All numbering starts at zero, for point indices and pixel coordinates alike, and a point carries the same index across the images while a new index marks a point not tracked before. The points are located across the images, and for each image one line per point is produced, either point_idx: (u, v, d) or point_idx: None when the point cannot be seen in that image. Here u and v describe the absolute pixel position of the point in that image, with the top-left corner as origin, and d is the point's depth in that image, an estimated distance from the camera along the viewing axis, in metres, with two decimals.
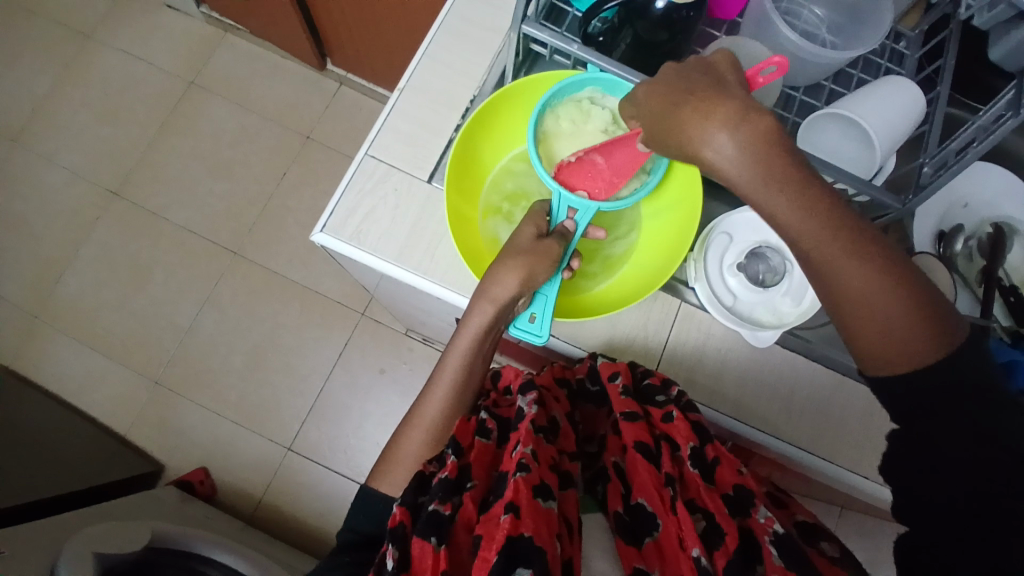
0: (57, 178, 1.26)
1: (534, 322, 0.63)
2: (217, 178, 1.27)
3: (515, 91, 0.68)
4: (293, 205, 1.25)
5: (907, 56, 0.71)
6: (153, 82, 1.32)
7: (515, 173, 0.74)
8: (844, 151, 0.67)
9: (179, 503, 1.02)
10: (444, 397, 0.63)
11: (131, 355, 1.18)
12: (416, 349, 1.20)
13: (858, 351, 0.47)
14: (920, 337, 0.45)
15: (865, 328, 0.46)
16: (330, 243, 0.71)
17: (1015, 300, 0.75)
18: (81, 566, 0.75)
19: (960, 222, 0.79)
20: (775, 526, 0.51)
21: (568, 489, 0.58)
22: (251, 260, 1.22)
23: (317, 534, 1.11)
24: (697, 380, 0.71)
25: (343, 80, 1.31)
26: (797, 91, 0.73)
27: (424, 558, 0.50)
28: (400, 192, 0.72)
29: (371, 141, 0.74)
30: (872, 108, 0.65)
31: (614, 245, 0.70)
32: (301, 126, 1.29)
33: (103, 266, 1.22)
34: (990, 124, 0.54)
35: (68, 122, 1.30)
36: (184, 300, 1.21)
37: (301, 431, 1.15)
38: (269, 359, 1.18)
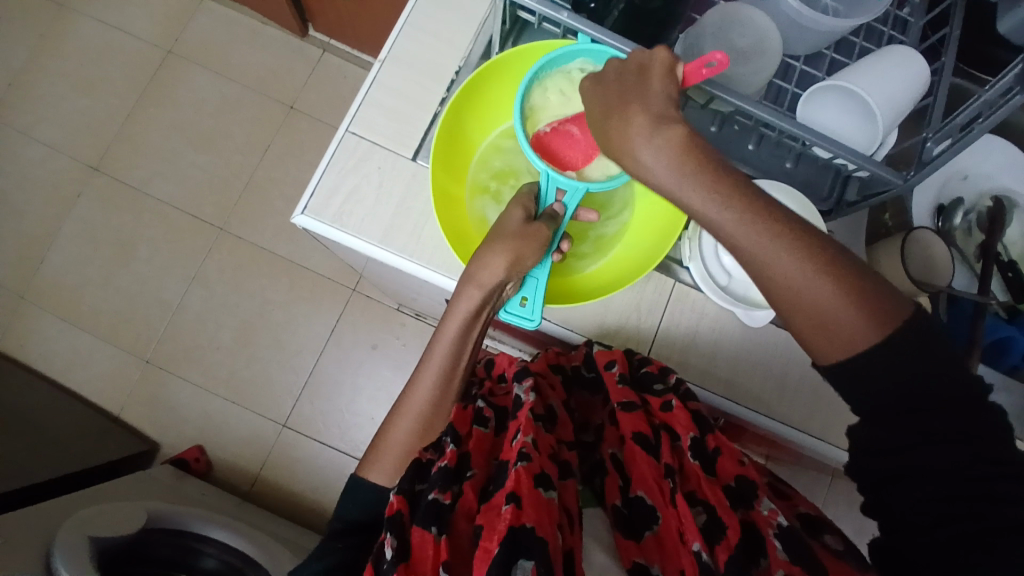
0: (35, 153, 1.23)
1: (525, 306, 0.62)
2: (199, 150, 1.23)
3: (503, 63, 0.65)
4: (278, 177, 1.22)
5: (911, 24, 0.68)
6: (129, 50, 1.27)
7: (503, 150, 0.72)
8: (845, 124, 0.63)
9: (175, 482, 1.02)
10: (431, 386, 0.61)
11: (119, 334, 1.17)
12: (409, 324, 1.19)
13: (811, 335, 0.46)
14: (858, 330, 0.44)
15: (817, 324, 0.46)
16: (312, 225, 0.69)
17: (1012, 276, 0.74)
18: (77, 550, 0.75)
19: (960, 195, 0.77)
20: (779, 519, 0.51)
21: (567, 479, 0.58)
22: (238, 236, 1.20)
23: (314, 508, 1.12)
24: (690, 362, 0.69)
25: (326, 46, 1.26)
26: (797, 60, 0.70)
27: (424, 547, 0.50)
28: (384, 171, 0.70)
29: (353, 117, 0.71)
30: (871, 80, 0.63)
31: (606, 225, 0.68)
32: (284, 95, 1.25)
33: (86, 243, 1.20)
34: (997, 98, 0.52)
35: (43, 94, 1.25)
36: (171, 277, 1.19)
37: (295, 407, 1.15)
38: (259, 335, 1.17)
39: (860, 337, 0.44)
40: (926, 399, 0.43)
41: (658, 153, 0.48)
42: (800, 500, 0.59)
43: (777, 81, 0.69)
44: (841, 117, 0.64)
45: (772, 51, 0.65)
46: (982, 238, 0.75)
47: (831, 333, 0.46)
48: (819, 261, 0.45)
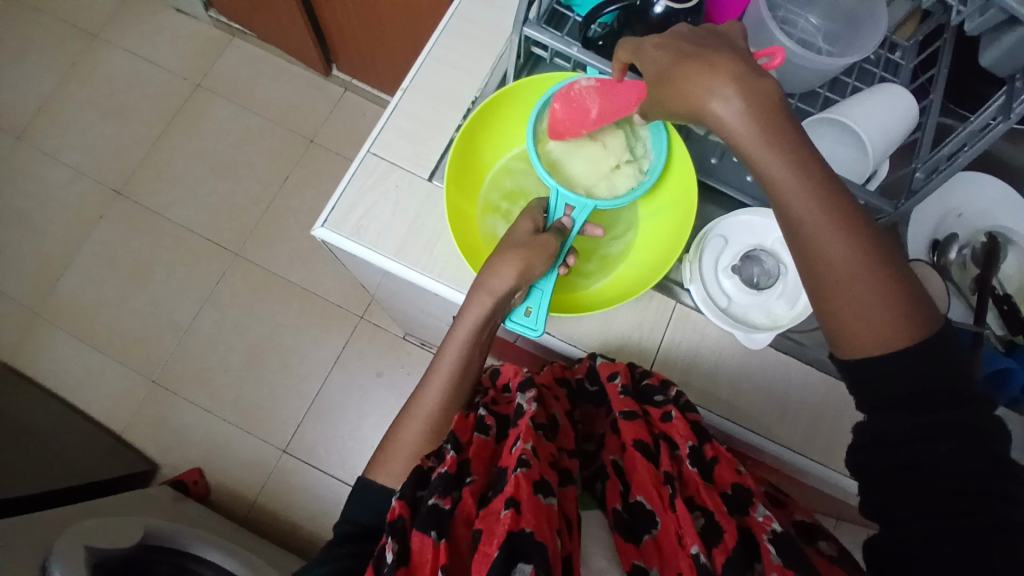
0: (61, 176, 1.28)
1: (529, 316, 0.64)
2: (220, 178, 1.28)
3: (516, 89, 0.70)
4: (294, 206, 1.26)
5: (902, 66, 0.73)
6: (159, 82, 1.33)
7: (514, 172, 0.75)
8: (838, 156, 0.68)
9: (173, 502, 1.02)
10: (442, 390, 0.63)
11: (128, 353, 1.19)
12: (415, 352, 1.20)
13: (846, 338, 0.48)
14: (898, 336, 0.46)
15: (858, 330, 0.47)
16: (330, 238, 0.72)
17: (1008, 309, 0.76)
18: (73, 559, 0.75)
19: (955, 231, 0.80)
20: (773, 525, 0.51)
21: (567, 486, 0.58)
22: (252, 261, 1.23)
23: (311, 536, 1.11)
24: (691, 382, 0.71)
25: (347, 86, 1.33)
26: (794, 98, 0.74)
27: (424, 551, 0.51)
28: (401, 190, 0.73)
29: (374, 139, 0.75)
30: (864, 114, 0.66)
31: (611, 244, 0.71)
32: (304, 130, 1.30)
33: (104, 264, 1.23)
34: (979, 130, 0.56)
35: (74, 121, 1.31)
36: (184, 299, 1.21)
37: (297, 432, 1.15)
38: (267, 358, 1.19)
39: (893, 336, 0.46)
40: (920, 399, 0.45)
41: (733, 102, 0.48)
42: (796, 508, 0.59)
43: None
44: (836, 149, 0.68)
45: None
46: (978, 271, 0.77)
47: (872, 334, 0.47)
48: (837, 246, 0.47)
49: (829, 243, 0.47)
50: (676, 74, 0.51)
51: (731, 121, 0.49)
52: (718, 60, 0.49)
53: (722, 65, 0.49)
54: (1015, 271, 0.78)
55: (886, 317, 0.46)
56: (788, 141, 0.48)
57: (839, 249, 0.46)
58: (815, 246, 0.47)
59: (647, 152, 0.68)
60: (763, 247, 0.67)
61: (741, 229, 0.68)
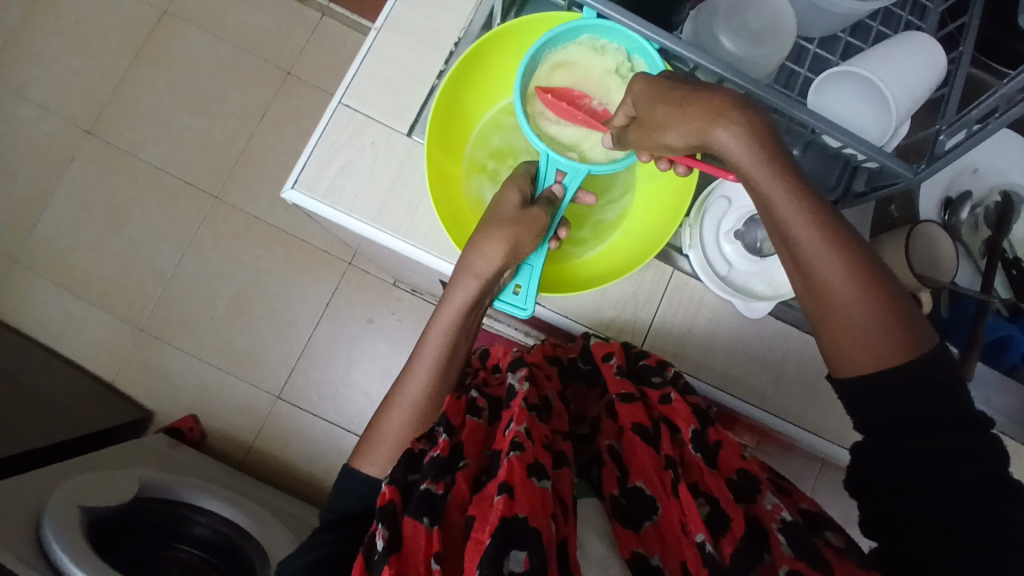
0: (27, 113, 1.20)
1: (519, 294, 0.61)
2: (193, 114, 1.20)
3: (507, 33, 0.64)
4: (273, 145, 1.20)
5: (930, 10, 0.65)
6: (122, 7, 1.23)
7: (503, 128, 0.70)
8: (860, 113, 0.61)
9: (168, 449, 1.03)
10: (430, 372, 0.60)
11: (112, 300, 1.16)
12: (405, 299, 1.17)
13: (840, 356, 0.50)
14: (891, 349, 0.48)
15: (851, 344, 0.49)
16: (303, 201, 0.67)
17: (1017, 273, 0.73)
18: (65, 518, 0.76)
19: (969, 189, 0.75)
20: (782, 514, 0.51)
21: (562, 468, 0.56)
22: (233, 205, 1.18)
23: (308, 480, 1.12)
24: (687, 353, 0.68)
25: (325, 10, 1.22)
26: (812, 43, 0.67)
27: (416, 538, 0.49)
28: (378, 146, 0.68)
29: (347, 87, 0.69)
30: (886, 66, 0.61)
31: (606, 210, 0.67)
32: (281, 61, 1.21)
33: (81, 208, 1.18)
34: (1016, 94, 0.51)
35: (36, 52, 1.22)
36: (165, 244, 1.17)
37: (289, 379, 1.15)
38: (255, 305, 1.16)
39: (888, 353, 0.48)
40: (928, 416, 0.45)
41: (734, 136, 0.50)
42: (801, 496, 0.58)
43: (790, 64, 0.68)
44: (854, 104, 0.61)
45: (786, 31, 0.63)
46: (988, 234, 0.73)
47: (864, 349, 0.49)
48: (848, 263, 0.49)
49: (828, 265, 0.49)
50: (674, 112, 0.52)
51: (739, 154, 0.50)
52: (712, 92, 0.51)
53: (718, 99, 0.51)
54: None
55: (877, 336, 0.48)
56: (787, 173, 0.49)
57: (836, 272, 0.49)
58: (815, 267, 0.49)
59: None
60: None
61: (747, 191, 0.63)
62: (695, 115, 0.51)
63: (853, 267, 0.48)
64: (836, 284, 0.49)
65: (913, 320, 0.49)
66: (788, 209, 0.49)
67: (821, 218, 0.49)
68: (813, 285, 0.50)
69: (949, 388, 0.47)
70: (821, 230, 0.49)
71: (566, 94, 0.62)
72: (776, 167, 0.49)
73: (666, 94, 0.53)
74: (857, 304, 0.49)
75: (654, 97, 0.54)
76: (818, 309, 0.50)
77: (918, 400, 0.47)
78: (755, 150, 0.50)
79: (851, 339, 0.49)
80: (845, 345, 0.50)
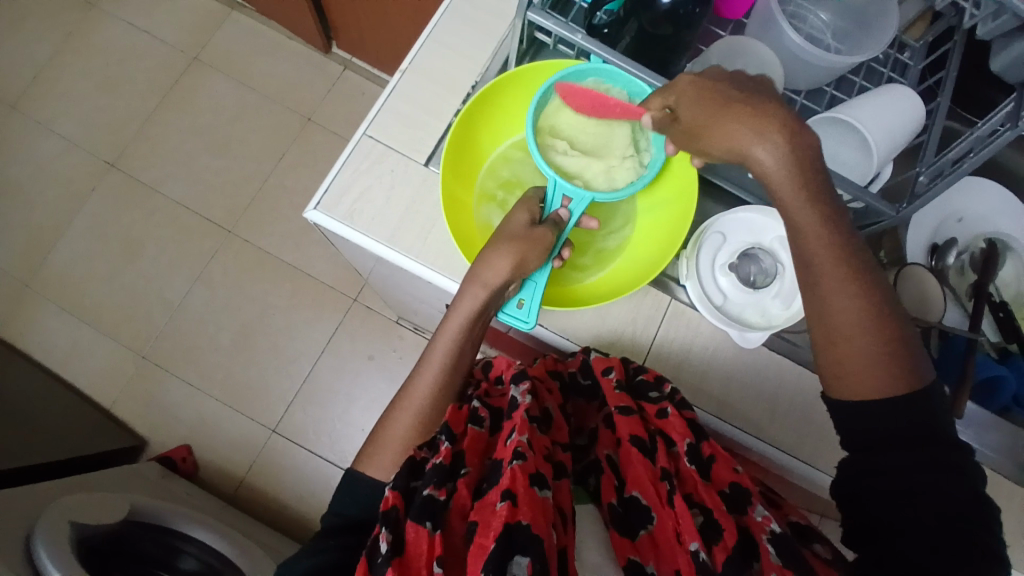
0: (54, 147, 1.26)
1: (521, 308, 0.63)
2: (213, 153, 1.26)
3: (521, 75, 0.69)
4: (288, 185, 1.25)
5: (910, 67, 0.72)
6: (154, 54, 1.31)
7: (511, 161, 0.74)
8: (842, 156, 0.68)
9: (161, 477, 1.02)
10: (434, 385, 0.61)
11: (118, 328, 1.18)
12: (407, 337, 1.19)
13: (845, 376, 0.52)
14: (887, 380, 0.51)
15: (851, 367, 0.52)
16: (322, 220, 0.71)
17: (1003, 316, 0.77)
18: (56, 533, 0.75)
19: (954, 236, 0.80)
20: (772, 525, 0.52)
21: (561, 479, 0.57)
22: (244, 240, 1.22)
23: (298, 517, 1.11)
24: (684, 378, 0.70)
25: (347, 64, 1.31)
26: (799, 95, 0.73)
27: (419, 543, 0.50)
28: (396, 174, 0.72)
29: (370, 121, 0.74)
30: (869, 112, 0.66)
31: (607, 238, 0.70)
32: (302, 108, 1.28)
33: (97, 239, 1.22)
34: (986, 137, 0.55)
35: (69, 92, 1.29)
36: (175, 276, 1.20)
37: (287, 412, 1.15)
38: (259, 338, 1.18)
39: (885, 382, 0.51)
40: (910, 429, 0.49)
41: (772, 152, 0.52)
42: (789, 508, 0.60)
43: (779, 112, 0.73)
44: (840, 148, 0.68)
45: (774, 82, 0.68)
46: (974, 277, 0.77)
47: (860, 374, 0.52)
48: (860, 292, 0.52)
49: (839, 290, 0.52)
50: (717, 121, 0.54)
51: (771, 170, 0.53)
52: (764, 104, 0.53)
53: (771, 114, 0.52)
54: (1011, 277, 0.79)
55: (878, 365, 0.51)
56: (815, 196, 0.52)
57: (844, 298, 0.52)
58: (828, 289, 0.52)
59: (648, 146, 0.68)
60: (761, 246, 0.67)
61: (739, 227, 0.67)
62: (731, 130, 0.53)
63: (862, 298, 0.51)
64: (845, 309, 0.52)
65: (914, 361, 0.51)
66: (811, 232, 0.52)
67: (838, 248, 0.52)
68: (823, 307, 0.53)
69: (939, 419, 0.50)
70: (837, 262, 0.52)
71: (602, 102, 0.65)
72: (806, 192, 0.52)
73: (709, 101, 0.54)
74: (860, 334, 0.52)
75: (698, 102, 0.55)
76: (824, 330, 0.53)
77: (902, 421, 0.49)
78: (790, 171, 0.52)
79: (853, 364, 0.52)
80: (848, 367, 0.52)
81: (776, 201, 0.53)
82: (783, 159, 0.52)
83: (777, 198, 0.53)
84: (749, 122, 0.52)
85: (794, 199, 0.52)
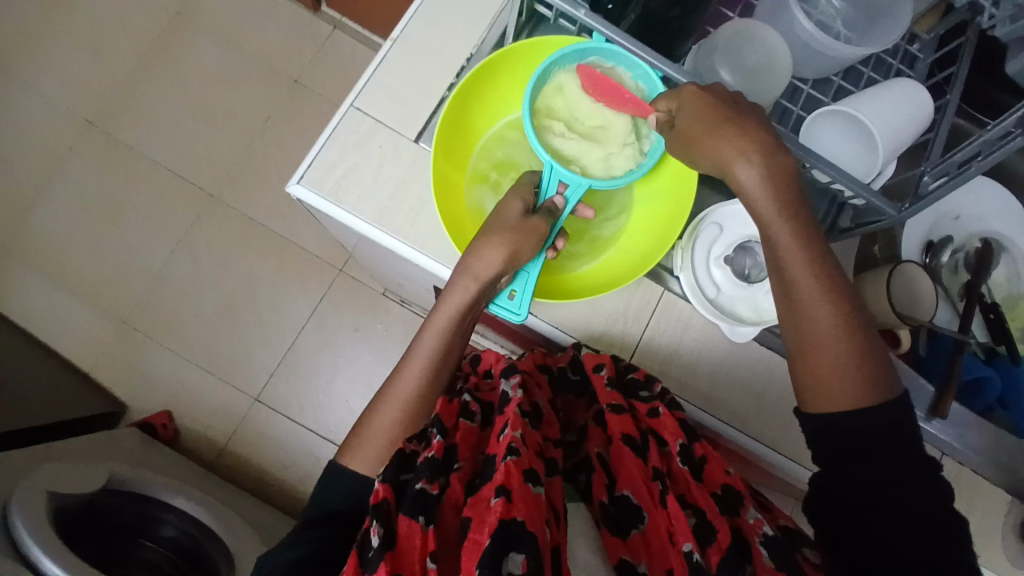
0: (30, 102, 1.21)
1: (513, 300, 0.62)
2: (197, 115, 1.22)
3: (518, 52, 0.66)
4: (274, 151, 1.21)
5: (920, 60, 0.70)
6: (136, 8, 1.25)
7: (506, 142, 0.72)
8: (846, 151, 0.65)
9: (142, 445, 1.01)
10: (420, 375, 0.60)
11: (98, 293, 1.15)
12: (393, 310, 1.18)
13: (819, 389, 0.53)
14: (860, 393, 0.52)
15: (827, 381, 0.53)
16: (307, 196, 0.68)
17: (993, 317, 0.78)
18: (34, 504, 0.74)
19: (949, 234, 0.80)
20: (764, 527, 0.53)
21: (553, 475, 0.56)
22: (229, 206, 1.19)
23: (281, 486, 1.11)
24: (672, 372, 0.70)
25: (337, 25, 1.25)
26: (806, 84, 0.70)
27: (412, 537, 0.49)
28: (385, 150, 0.70)
29: (358, 93, 0.71)
30: (875, 108, 0.64)
31: (602, 226, 0.68)
32: (290, 70, 1.24)
33: (75, 199, 1.18)
34: (998, 141, 0.52)
35: (46, 45, 1.23)
36: (157, 242, 1.17)
37: (270, 383, 1.14)
38: (241, 307, 1.16)
39: (858, 395, 0.52)
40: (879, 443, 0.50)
41: (753, 174, 0.54)
42: (780, 512, 0.60)
43: (783, 101, 0.70)
44: (845, 143, 0.65)
45: (781, 70, 0.66)
46: (968, 277, 0.78)
47: (835, 388, 0.53)
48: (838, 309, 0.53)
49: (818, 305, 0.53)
50: (710, 133, 0.54)
51: (754, 188, 0.54)
52: (750, 128, 0.54)
53: (754, 134, 0.54)
54: (1001, 279, 0.80)
55: (852, 379, 0.52)
56: (794, 214, 0.54)
57: (823, 313, 0.53)
58: (807, 304, 0.53)
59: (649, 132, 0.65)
60: (757, 239, 0.65)
61: (735, 218, 0.66)
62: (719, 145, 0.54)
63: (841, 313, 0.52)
64: (824, 324, 0.53)
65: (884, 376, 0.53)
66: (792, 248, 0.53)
67: (820, 263, 0.53)
68: (802, 322, 0.53)
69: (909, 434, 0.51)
70: (818, 279, 0.53)
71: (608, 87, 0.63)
72: (787, 212, 0.54)
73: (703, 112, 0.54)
74: (838, 349, 0.52)
75: (695, 111, 0.54)
76: (799, 344, 0.54)
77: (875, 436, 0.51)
78: (770, 191, 0.54)
79: (829, 377, 0.53)
80: (824, 380, 0.53)
81: (756, 217, 0.55)
82: (767, 177, 0.54)
83: (758, 214, 0.55)
84: (736, 140, 0.54)
85: (774, 215, 0.54)
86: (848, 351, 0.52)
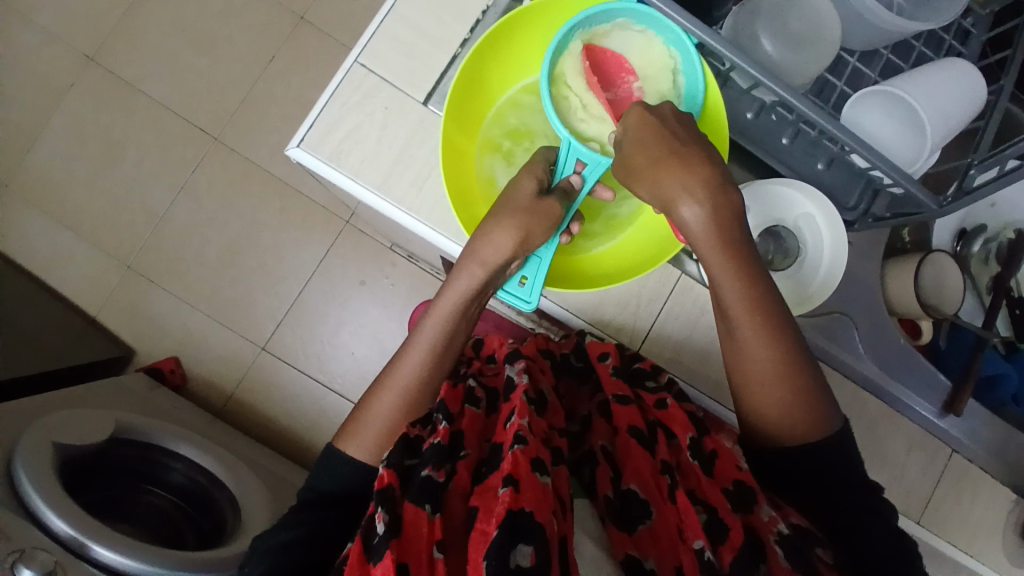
0: (26, 31, 1.16)
1: (523, 287, 0.60)
2: (198, 50, 1.16)
3: (537, 11, 0.60)
4: (278, 91, 1.15)
5: (972, 36, 0.65)
6: None
7: (521, 107, 0.67)
8: (894, 132, 0.59)
9: (148, 391, 1.01)
10: (422, 359, 0.58)
11: (101, 235, 1.13)
12: (400, 265, 1.15)
13: (763, 425, 0.55)
14: (804, 428, 0.54)
15: (771, 419, 0.55)
16: (307, 160, 0.65)
17: (1020, 313, 0.76)
18: (39, 455, 0.74)
19: (984, 222, 0.78)
20: (780, 525, 0.51)
21: (559, 464, 0.55)
22: (232, 149, 1.15)
23: (286, 434, 1.12)
24: (683, 358, 0.67)
25: None
26: (852, 55, 0.64)
27: (418, 524, 0.47)
28: (391, 112, 0.65)
29: (363, 47, 0.66)
30: (926, 91, 0.59)
31: (620, 206, 0.65)
32: (294, 5, 1.16)
33: (75, 137, 1.15)
34: None
35: None
36: (160, 184, 1.14)
37: (276, 333, 1.13)
38: (245, 255, 1.14)
39: (802, 431, 0.54)
40: (827, 473, 0.53)
41: (697, 210, 0.54)
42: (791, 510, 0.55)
43: (825, 74, 0.64)
44: (891, 125, 0.59)
45: (829, 41, 0.60)
46: (997, 269, 0.76)
47: (779, 425, 0.55)
48: (778, 348, 0.54)
49: (757, 348, 0.54)
50: (655, 166, 0.54)
51: (697, 227, 0.55)
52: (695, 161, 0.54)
53: (696, 170, 0.54)
54: None
55: (795, 416, 0.54)
56: (737, 255, 0.55)
57: (765, 355, 0.54)
58: (746, 349, 0.55)
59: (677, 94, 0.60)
60: None
61: None
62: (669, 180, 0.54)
63: (781, 353, 0.54)
64: (766, 364, 0.54)
65: (825, 412, 0.55)
66: (733, 296, 0.55)
67: (766, 305, 0.55)
68: (743, 365, 0.55)
69: (851, 461, 0.54)
70: (760, 321, 0.54)
71: (605, 71, 0.60)
72: (731, 253, 0.54)
73: (653, 141, 0.54)
74: (779, 389, 0.54)
75: (640, 140, 0.54)
76: (740, 378, 0.56)
77: (823, 465, 0.54)
78: (713, 229, 0.54)
79: (772, 416, 0.55)
80: (769, 417, 0.55)
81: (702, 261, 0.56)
82: (711, 216, 0.54)
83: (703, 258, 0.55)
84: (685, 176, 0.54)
85: (715, 257, 0.55)
86: (788, 391, 0.54)
